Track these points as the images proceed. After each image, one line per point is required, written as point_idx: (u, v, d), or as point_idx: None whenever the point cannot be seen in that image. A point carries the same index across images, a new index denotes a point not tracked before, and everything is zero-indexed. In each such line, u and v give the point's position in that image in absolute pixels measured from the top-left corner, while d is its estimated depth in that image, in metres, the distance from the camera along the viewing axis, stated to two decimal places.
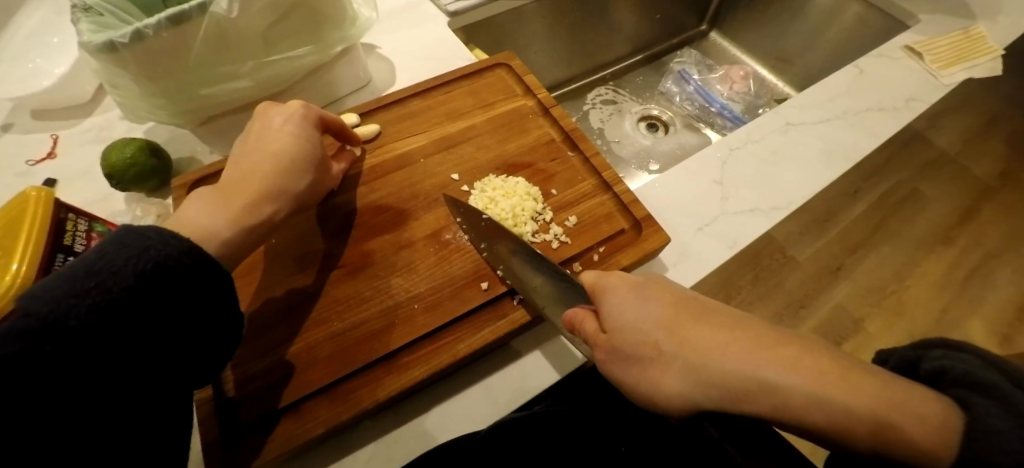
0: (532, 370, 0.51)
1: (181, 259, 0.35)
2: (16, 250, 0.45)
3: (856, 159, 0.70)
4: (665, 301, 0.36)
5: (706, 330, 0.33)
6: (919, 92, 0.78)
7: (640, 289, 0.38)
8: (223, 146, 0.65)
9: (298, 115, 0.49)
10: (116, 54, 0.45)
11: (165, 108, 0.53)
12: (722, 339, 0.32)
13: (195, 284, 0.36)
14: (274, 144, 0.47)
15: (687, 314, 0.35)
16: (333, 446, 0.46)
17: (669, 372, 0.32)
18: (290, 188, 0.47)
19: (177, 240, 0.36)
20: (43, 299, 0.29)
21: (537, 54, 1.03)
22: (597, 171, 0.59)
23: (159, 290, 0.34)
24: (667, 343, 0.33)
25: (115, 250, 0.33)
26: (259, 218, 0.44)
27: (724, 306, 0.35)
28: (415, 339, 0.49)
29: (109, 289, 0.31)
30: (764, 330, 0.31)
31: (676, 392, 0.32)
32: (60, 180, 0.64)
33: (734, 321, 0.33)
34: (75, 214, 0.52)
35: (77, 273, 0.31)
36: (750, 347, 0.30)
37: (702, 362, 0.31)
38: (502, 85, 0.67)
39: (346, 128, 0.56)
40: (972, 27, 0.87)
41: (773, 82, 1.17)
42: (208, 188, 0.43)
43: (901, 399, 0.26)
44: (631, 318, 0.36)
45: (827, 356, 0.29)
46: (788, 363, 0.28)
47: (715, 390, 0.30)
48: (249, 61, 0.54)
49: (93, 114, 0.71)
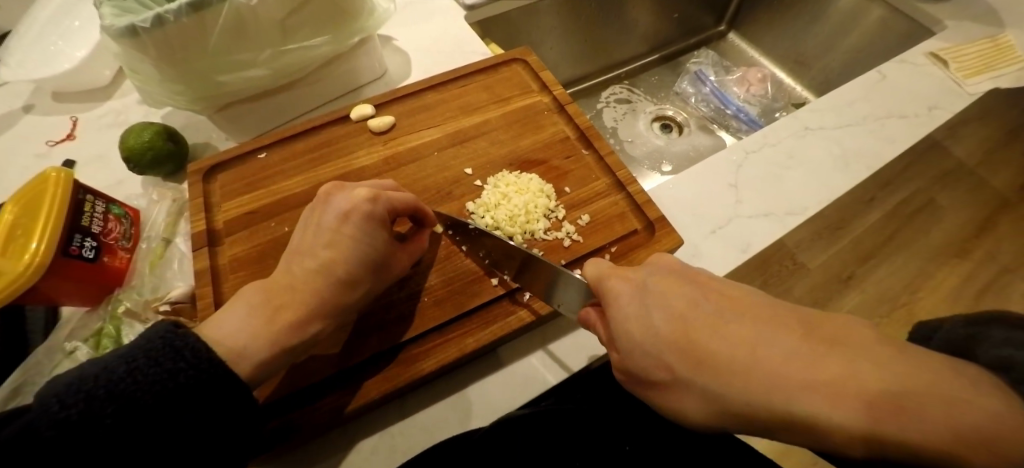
0: (543, 365, 0.52)
1: (202, 369, 0.35)
2: (37, 227, 0.46)
3: (874, 165, 0.69)
4: (670, 307, 0.31)
5: (720, 342, 0.28)
6: (943, 100, 0.76)
7: (647, 294, 0.33)
8: (238, 134, 0.65)
9: (358, 215, 0.45)
10: (138, 39, 0.45)
11: (183, 93, 0.53)
12: (740, 358, 0.26)
13: (221, 398, 0.35)
14: (326, 249, 0.44)
15: (698, 323, 0.29)
16: (338, 436, 0.47)
17: (688, 398, 0.29)
18: (343, 301, 0.44)
19: (204, 354, 0.35)
20: (79, 390, 0.30)
21: (552, 50, 1.02)
22: (612, 171, 0.59)
23: (185, 400, 0.34)
24: (679, 364, 0.29)
25: (152, 350, 0.34)
26: (303, 339, 0.41)
27: (745, 298, 0.30)
28: (426, 332, 0.49)
29: (136, 384, 0.32)
30: (791, 336, 0.26)
31: (701, 415, 0.29)
32: (78, 163, 0.65)
33: (758, 328, 0.27)
34: (93, 196, 0.52)
35: (116, 368, 0.32)
36: (774, 369, 0.25)
37: (719, 390, 0.27)
38: (517, 80, 0.67)
39: (419, 208, 0.50)
40: (1000, 36, 0.85)
41: (791, 86, 1.15)
42: (258, 296, 0.41)
43: (979, 429, 0.20)
44: (636, 333, 0.33)
45: (878, 370, 0.23)
46: (821, 390, 0.23)
47: (739, 417, 0.27)
48: (268, 50, 0.54)
49: (112, 98, 0.72)
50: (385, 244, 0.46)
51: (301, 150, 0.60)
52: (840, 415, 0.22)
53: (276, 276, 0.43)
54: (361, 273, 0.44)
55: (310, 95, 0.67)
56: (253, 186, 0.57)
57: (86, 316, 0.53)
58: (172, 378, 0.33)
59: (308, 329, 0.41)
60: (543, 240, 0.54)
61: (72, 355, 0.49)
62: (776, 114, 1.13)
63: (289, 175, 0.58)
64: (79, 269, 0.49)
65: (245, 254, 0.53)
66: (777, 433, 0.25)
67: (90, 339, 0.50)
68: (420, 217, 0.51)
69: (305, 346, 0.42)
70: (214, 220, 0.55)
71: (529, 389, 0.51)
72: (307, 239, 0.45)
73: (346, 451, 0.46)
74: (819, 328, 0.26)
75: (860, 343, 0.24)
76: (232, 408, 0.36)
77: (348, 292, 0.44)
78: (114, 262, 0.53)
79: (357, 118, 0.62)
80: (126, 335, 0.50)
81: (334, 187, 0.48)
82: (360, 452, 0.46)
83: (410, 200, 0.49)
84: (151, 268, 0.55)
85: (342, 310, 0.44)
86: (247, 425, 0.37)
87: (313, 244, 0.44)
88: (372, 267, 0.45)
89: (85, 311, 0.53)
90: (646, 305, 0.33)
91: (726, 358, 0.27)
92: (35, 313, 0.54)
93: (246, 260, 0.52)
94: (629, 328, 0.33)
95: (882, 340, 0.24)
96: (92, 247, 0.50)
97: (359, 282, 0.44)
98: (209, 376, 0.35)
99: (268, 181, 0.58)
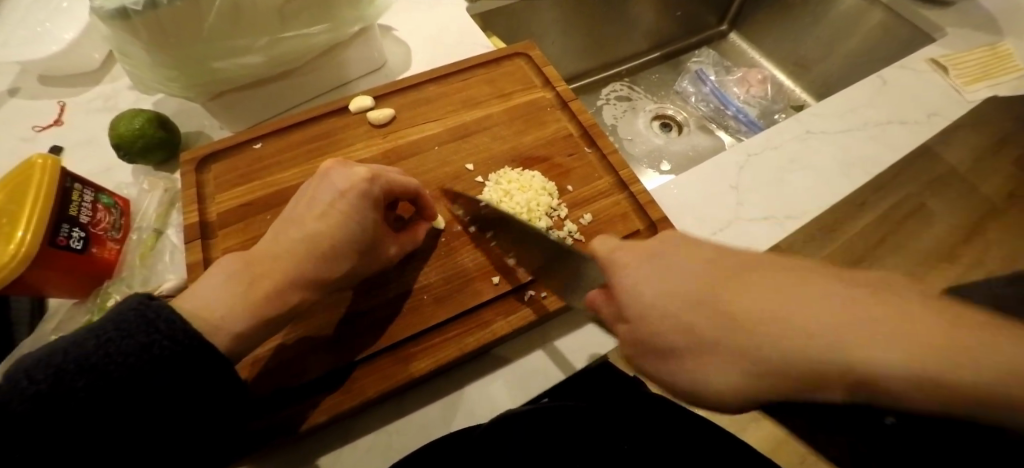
0: (545, 366, 0.50)
1: (177, 341, 0.34)
2: (20, 214, 0.44)
3: (874, 172, 0.69)
4: (691, 264, 0.28)
5: (754, 287, 0.24)
6: (942, 108, 0.76)
7: (658, 253, 0.30)
8: (232, 123, 0.64)
9: (355, 193, 0.44)
10: (129, 21, 0.44)
11: (177, 80, 0.51)
12: (790, 302, 0.23)
13: (199, 369, 0.35)
14: (316, 222, 0.42)
15: (724, 271, 0.26)
16: (333, 433, 0.46)
17: (712, 364, 0.25)
18: (326, 278, 0.42)
19: (179, 326, 0.34)
20: (49, 364, 0.31)
21: (553, 46, 1.01)
22: (615, 170, 0.58)
23: (159, 373, 0.33)
24: (703, 321, 0.25)
25: (124, 323, 0.33)
26: (281, 308, 0.40)
27: (770, 251, 0.27)
28: (423, 331, 0.48)
29: (107, 358, 0.32)
30: (829, 277, 0.23)
31: (727, 386, 0.24)
32: (65, 148, 0.63)
33: (795, 274, 0.24)
34: (80, 185, 0.50)
35: (86, 342, 0.32)
36: (813, 305, 0.22)
37: (751, 345, 0.23)
38: (520, 75, 0.66)
39: (421, 195, 0.50)
40: (998, 44, 0.86)
41: (790, 88, 1.14)
42: (236, 272, 0.39)
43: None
44: (651, 295, 0.28)
45: (926, 306, 0.21)
46: (881, 331, 0.20)
47: (778, 381, 0.22)
48: (266, 36, 0.52)
49: (101, 83, 0.70)
50: (374, 222, 0.45)
51: (298, 142, 0.59)
52: (892, 357, 0.19)
53: (260, 256, 0.41)
54: (350, 254, 0.43)
55: (307, 85, 0.65)
56: (248, 178, 0.56)
57: (73, 308, 0.51)
58: (144, 353, 0.33)
59: (288, 298, 0.40)
60: None
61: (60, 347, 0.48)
62: (775, 116, 1.12)
63: (285, 167, 0.57)
64: (66, 261, 0.47)
65: (240, 237, 0.52)
66: (817, 390, 0.22)
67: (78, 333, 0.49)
68: (421, 202, 0.51)
69: (286, 316, 0.41)
70: (208, 211, 0.54)
71: (528, 389, 0.49)
72: (298, 208, 0.44)
73: (339, 450, 0.45)
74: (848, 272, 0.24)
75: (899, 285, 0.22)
76: (211, 375, 0.35)
77: (335, 269, 0.43)
78: (103, 253, 0.51)
79: (356, 109, 0.60)
80: None
81: (335, 163, 0.47)
82: (355, 451, 0.45)
83: (409, 183, 0.48)
84: (141, 259, 0.54)
85: (324, 283, 0.42)
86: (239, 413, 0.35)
87: (305, 214, 0.43)
88: (359, 253, 0.44)
89: (73, 303, 0.52)
90: (665, 265, 0.29)
91: (757, 299, 0.24)
92: (20, 302, 0.52)
93: (241, 253, 0.51)
94: (642, 287, 0.29)
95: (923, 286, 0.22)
96: (81, 237, 0.49)
97: (345, 265, 0.43)
98: (184, 348, 0.34)
99: (263, 172, 0.56)
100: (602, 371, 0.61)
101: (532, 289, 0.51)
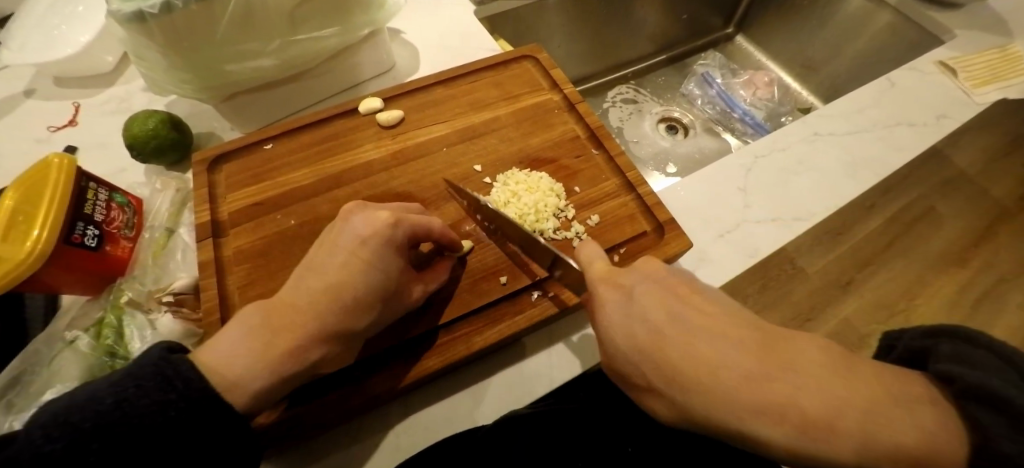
0: (551, 363, 0.51)
1: (194, 399, 0.33)
2: (37, 213, 0.45)
3: (882, 174, 0.69)
4: (650, 317, 0.33)
5: (688, 355, 0.30)
6: (951, 110, 0.76)
7: (633, 296, 0.35)
8: (243, 124, 0.64)
9: (378, 238, 0.42)
10: (145, 25, 0.44)
11: (190, 82, 0.52)
12: (713, 370, 0.28)
13: (212, 429, 0.34)
14: (336, 272, 0.40)
15: (676, 330, 0.31)
16: (343, 432, 0.46)
17: (659, 403, 0.32)
18: (349, 330, 0.40)
19: (197, 383, 0.34)
20: (66, 421, 0.30)
21: (559, 48, 1.01)
22: (622, 172, 0.58)
23: (174, 433, 0.33)
24: (653, 374, 0.31)
25: (143, 380, 0.33)
26: (303, 365, 0.38)
27: (723, 312, 0.31)
28: (431, 330, 0.49)
29: (125, 416, 0.31)
30: (752, 355, 0.28)
31: (668, 420, 0.32)
32: (80, 149, 0.64)
33: (727, 342, 0.29)
34: (95, 184, 0.51)
35: (103, 399, 0.32)
36: (727, 381, 0.28)
37: (685, 402, 0.29)
38: (527, 78, 0.66)
39: (441, 230, 0.48)
40: (1008, 46, 0.85)
41: (797, 90, 1.14)
42: (258, 320, 0.38)
43: (900, 445, 0.24)
44: (614, 340, 0.34)
45: (819, 390, 0.25)
46: (766, 415, 0.26)
47: (702, 427, 0.29)
48: (277, 39, 0.53)
49: (114, 84, 0.71)
50: (397, 269, 0.43)
51: (308, 143, 0.59)
52: (773, 433, 0.26)
53: (280, 297, 0.40)
54: (373, 303, 0.41)
55: (317, 87, 0.66)
56: (259, 178, 0.57)
57: (86, 305, 0.52)
58: (162, 410, 0.32)
59: (310, 354, 0.38)
60: (552, 240, 0.53)
61: (73, 344, 0.48)
62: (782, 119, 1.11)
63: (296, 167, 0.57)
64: (80, 259, 0.48)
65: (255, 269, 0.51)
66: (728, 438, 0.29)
67: (91, 329, 0.49)
68: (443, 239, 0.49)
69: (305, 372, 0.39)
70: (219, 211, 0.55)
71: (534, 388, 0.50)
72: (319, 256, 0.42)
73: (349, 450, 0.46)
74: (776, 340, 0.29)
75: (812, 364, 0.27)
76: (229, 437, 0.35)
77: (359, 321, 0.41)
78: (116, 251, 0.52)
79: (366, 111, 0.61)
80: (127, 326, 0.49)
81: (356, 208, 0.46)
82: (363, 449, 0.46)
83: (430, 223, 0.46)
84: (153, 258, 0.54)
85: (348, 336, 0.40)
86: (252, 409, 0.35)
87: (327, 263, 0.41)
88: (384, 297, 0.42)
89: (87, 300, 0.53)
90: (629, 312, 0.34)
91: (689, 365, 0.29)
92: (35, 300, 0.53)
93: (253, 253, 0.52)
94: (611, 331, 0.34)
95: (833, 365, 0.27)
96: (95, 236, 0.50)
97: (372, 305, 0.41)
98: (200, 408, 0.33)
99: (274, 172, 0.57)
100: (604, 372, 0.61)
101: (540, 289, 0.51)
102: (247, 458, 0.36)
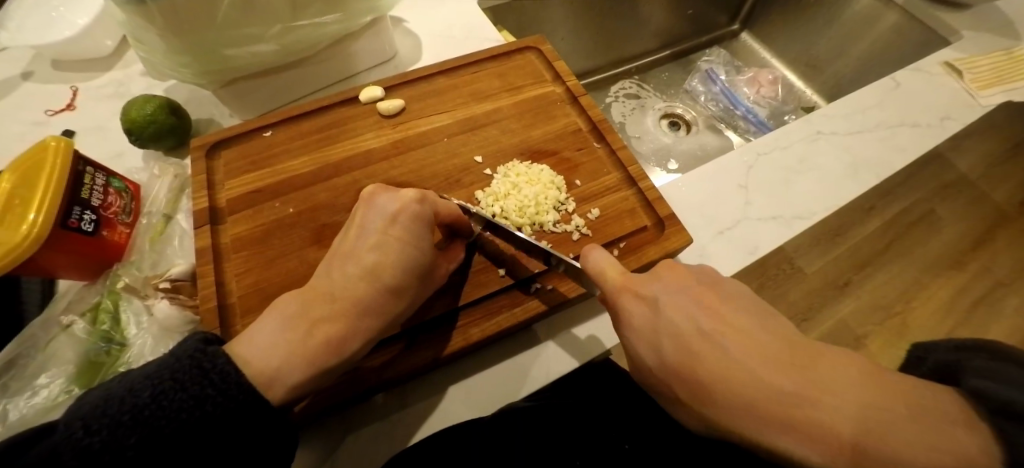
0: (549, 357, 0.50)
1: (231, 396, 0.32)
2: (33, 198, 0.45)
3: (885, 174, 0.68)
4: (676, 330, 0.35)
5: (715, 370, 0.32)
6: (955, 112, 0.75)
7: (659, 304, 0.36)
8: (243, 111, 0.64)
9: (407, 216, 0.43)
10: (144, 6, 0.44)
11: (189, 66, 0.51)
12: (740, 388, 0.30)
13: (251, 424, 0.33)
14: (372, 253, 0.41)
15: (701, 345, 0.33)
16: (335, 423, 0.45)
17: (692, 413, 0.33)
18: (389, 313, 0.41)
19: (236, 379, 0.33)
20: (104, 414, 0.29)
21: (562, 41, 1.01)
22: (622, 165, 0.58)
23: (211, 430, 0.32)
24: (682, 388, 0.33)
25: (179, 372, 0.32)
26: (344, 356, 0.38)
27: (750, 325, 0.33)
28: (426, 323, 0.48)
29: (161, 411, 0.30)
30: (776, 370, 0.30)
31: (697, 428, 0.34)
32: (77, 133, 0.64)
33: (756, 355, 0.31)
34: (93, 168, 0.51)
35: (142, 392, 0.30)
36: (753, 396, 0.30)
37: (710, 415, 0.32)
38: (530, 69, 0.66)
39: (458, 217, 0.48)
40: (1015, 49, 0.84)
41: (801, 88, 1.13)
42: (297, 311, 0.38)
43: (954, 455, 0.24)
44: (645, 355, 0.36)
45: (844, 404, 0.27)
46: (794, 434, 0.27)
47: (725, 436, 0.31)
48: (278, 25, 0.52)
49: (113, 69, 0.70)
50: (430, 248, 0.44)
51: (308, 131, 0.59)
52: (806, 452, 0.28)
53: (314, 282, 0.40)
54: (406, 287, 0.42)
55: (318, 75, 0.65)
56: (257, 165, 0.56)
57: (82, 290, 0.52)
58: (200, 409, 0.31)
59: (349, 345, 0.38)
60: (551, 232, 0.53)
61: (68, 329, 0.48)
62: (785, 117, 1.10)
63: (295, 155, 0.57)
64: (77, 242, 0.48)
65: (252, 258, 0.50)
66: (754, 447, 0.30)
67: (87, 314, 0.49)
68: (458, 225, 0.49)
69: (343, 365, 0.39)
70: (217, 199, 0.54)
71: (528, 382, 0.49)
72: (349, 240, 0.43)
73: (345, 442, 0.45)
74: (798, 356, 0.30)
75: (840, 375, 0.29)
76: (265, 431, 0.34)
77: (398, 303, 0.42)
78: (113, 236, 0.52)
79: (366, 100, 0.61)
80: (123, 312, 0.48)
81: (379, 188, 0.46)
82: (357, 441, 0.45)
83: (453, 209, 0.47)
84: (150, 244, 0.54)
85: (389, 320, 0.41)
86: (269, 397, 0.35)
87: (358, 247, 0.42)
88: (419, 278, 0.43)
89: (82, 285, 0.53)
90: (656, 327, 0.36)
91: (717, 380, 0.31)
92: (31, 285, 0.53)
93: (250, 239, 0.51)
94: (640, 341, 0.37)
95: (860, 374, 0.28)
96: (91, 220, 0.49)
97: (407, 288, 0.42)
98: (238, 404, 0.32)
99: (272, 160, 0.57)
100: (605, 368, 0.61)
101: (539, 282, 0.51)
102: (278, 451, 0.36)
